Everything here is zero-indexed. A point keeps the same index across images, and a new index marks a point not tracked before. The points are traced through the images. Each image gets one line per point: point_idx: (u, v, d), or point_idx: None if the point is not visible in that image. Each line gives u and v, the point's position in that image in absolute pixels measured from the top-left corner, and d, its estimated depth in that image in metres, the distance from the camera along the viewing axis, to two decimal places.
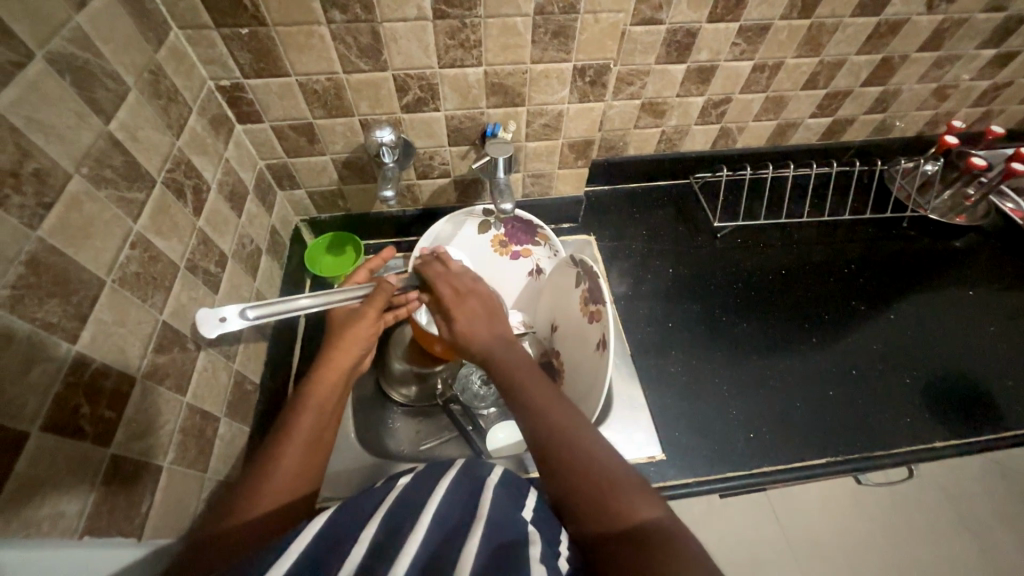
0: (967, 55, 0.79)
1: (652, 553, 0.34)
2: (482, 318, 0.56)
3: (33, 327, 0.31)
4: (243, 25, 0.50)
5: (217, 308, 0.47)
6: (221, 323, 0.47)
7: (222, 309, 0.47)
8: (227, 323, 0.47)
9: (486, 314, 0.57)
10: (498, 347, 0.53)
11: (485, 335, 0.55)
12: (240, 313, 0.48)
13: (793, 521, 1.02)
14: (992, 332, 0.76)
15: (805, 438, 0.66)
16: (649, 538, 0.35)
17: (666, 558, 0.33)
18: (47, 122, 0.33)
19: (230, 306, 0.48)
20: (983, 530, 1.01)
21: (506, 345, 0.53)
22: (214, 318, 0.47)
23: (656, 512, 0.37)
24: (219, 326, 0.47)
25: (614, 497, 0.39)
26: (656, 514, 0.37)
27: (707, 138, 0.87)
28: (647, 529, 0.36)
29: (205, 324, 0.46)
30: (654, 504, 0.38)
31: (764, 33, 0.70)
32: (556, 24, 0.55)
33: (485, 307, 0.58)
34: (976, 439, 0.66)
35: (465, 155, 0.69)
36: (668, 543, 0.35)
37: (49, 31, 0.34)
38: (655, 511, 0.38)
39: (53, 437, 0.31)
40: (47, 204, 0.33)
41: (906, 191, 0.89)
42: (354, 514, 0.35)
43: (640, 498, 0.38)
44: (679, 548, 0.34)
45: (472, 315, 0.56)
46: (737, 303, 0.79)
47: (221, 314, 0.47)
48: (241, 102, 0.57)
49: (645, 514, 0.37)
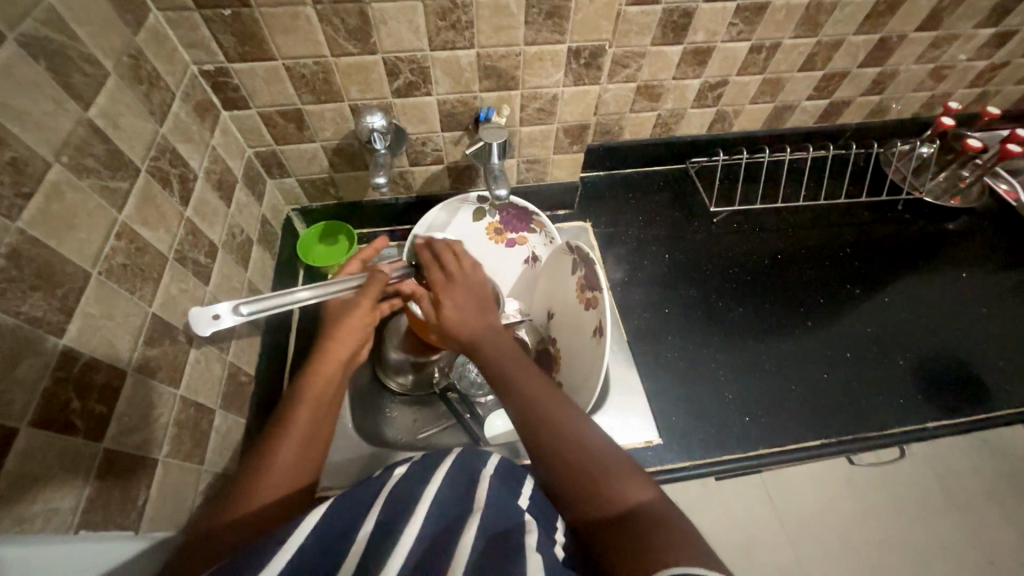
0: (964, 35, 0.78)
1: (648, 534, 0.34)
2: (471, 307, 0.56)
3: (18, 321, 0.30)
4: (226, 6, 0.49)
5: (208, 306, 0.47)
6: (214, 320, 0.48)
7: (214, 307, 0.48)
8: (221, 320, 0.48)
9: (477, 304, 0.56)
10: (487, 338, 0.53)
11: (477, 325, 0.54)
12: (232, 309, 0.48)
13: (786, 501, 1.03)
14: (984, 313, 0.77)
15: (800, 420, 0.66)
16: (645, 521, 0.36)
17: (663, 538, 0.34)
18: (23, 109, 0.32)
19: (222, 303, 0.48)
20: (971, 507, 1.03)
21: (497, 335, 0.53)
22: (206, 316, 0.47)
23: (649, 496, 0.38)
24: (213, 323, 0.47)
25: (608, 482, 0.39)
26: (649, 497, 0.38)
27: (703, 121, 0.86)
28: (642, 511, 0.36)
29: (198, 323, 0.47)
30: (646, 488, 0.39)
31: (761, 13, 0.69)
32: (550, 4, 0.53)
33: (476, 294, 0.57)
34: (968, 419, 0.67)
35: (458, 140, 0.68)
36: (663, 524, 0.35)
37: (21, 12, 0.33)
38: (648, 494, 0.38)
39: (43, 433, 0.31)
40: (27, 194, 0.32)
41: (902, 174, 0.89)
42: (353, 504, 0.34)
43: (633, 483, 0.39)
44: (675, 528, 0.35)
45: (461, 305, 0.56)
46: (733, 288, 0.79)
47: (213, 312, 0.47)
48: (227, 87, 0.56)
49: (639, 497, 0.38)
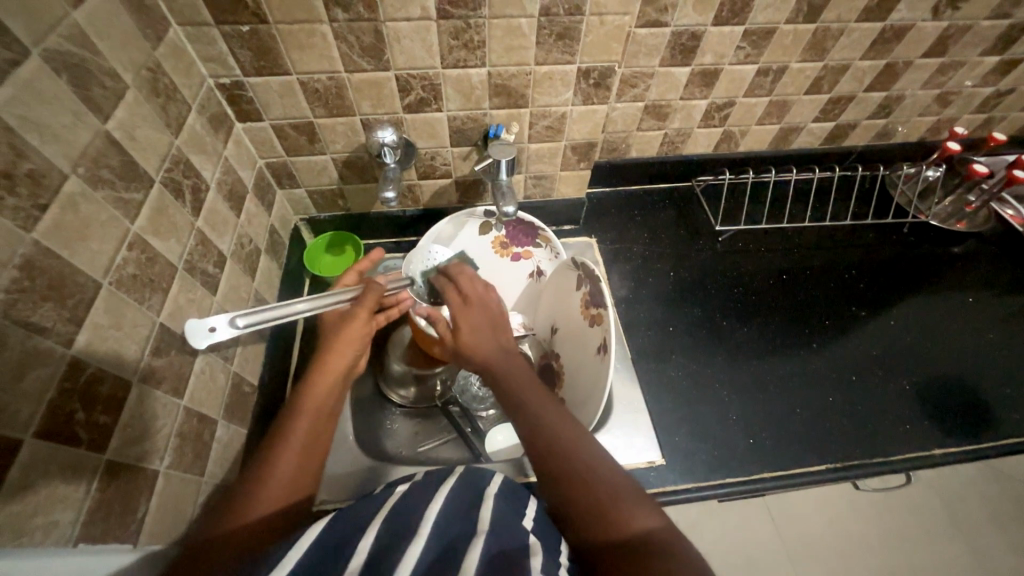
0: (971, 62, 0.79)
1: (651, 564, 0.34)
2: (481, 328, 0.56)
3: (28, 331, 0.31)
4: (244, 22, 0.50)
5: (205, 318, 0.45)
6: (210, 334, 0.45)
7: (211, 320, 0.45)
8: (217, 334, 0.45)
9: (489, 326, 0.56)
10: (498, 359, 0.53)
11: (489, 347, 0.54)
12: (230, 322, 0.46)
13: (789, 524, 1.02)
14: (991, 338, 0.76)
15: (805, 444, 0.66)
16: (649, 549, 0.35)
17: (667, 569, 0.33)
18: (43, 122, 0.33)
19: (219, 316, 0.46)
20: (977, 534, 1.01)
21: (505, 356, 0.53)
22: (202, 328, 0.45)
23: (654, 523, 0.37)
24: (208, 336, 0.45)
25: (612, 507, 0.38)
26: (654, 524, 0.37)
27: (710, 141, 0.86)
28: (646, 539, 0.36)
29: (194, 335, 0.44)
30: (652, 514, 0.38)
31: (769, 37, 0.69)
32: (561, 25, 0.54)
33: (488, 315, 0.58)
34: (975, 446, 0.66)
35: (466, 155, 0.69)
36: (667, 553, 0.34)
37: (45, 27, 0.33)
38: (653, 520, 0.37)
39: (48, 444, 0.31)
40: (42, 205, 0.32)
41: (908, 198, 0.90)
42: (351, 521, 0.34)
43: (637, 507, 0.38)
44: (680, 559, 0.34)
45: (476, 329, 0.56)
46: (738, 307, 0.78)
47: (210, 324, 0.45)
48: (241, 100, 0.57)
49: (643, 523, 0.37)
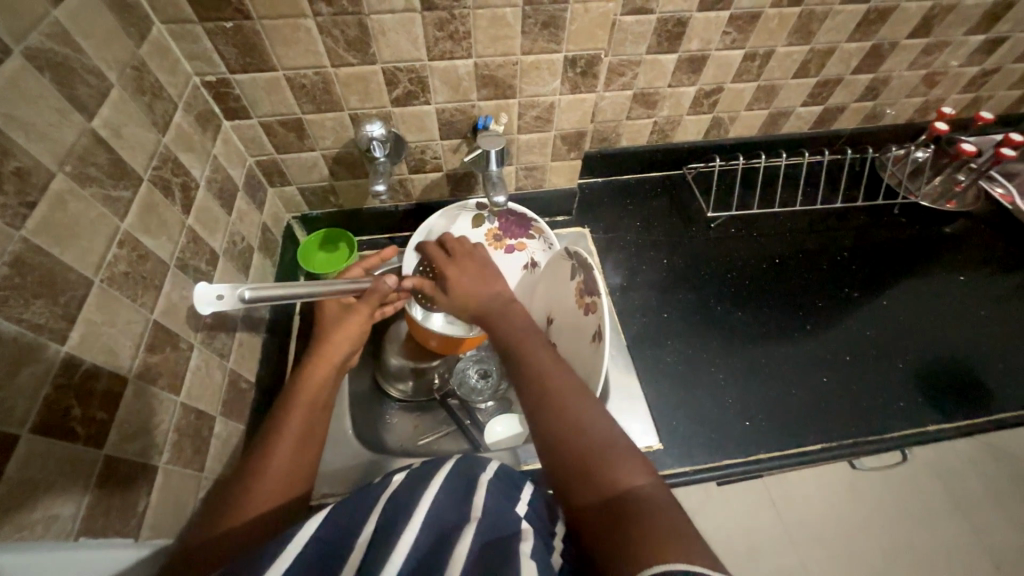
0: (956, 41, 0.79)
1: (633, 523, 0.33)
2: (475, 277, 0.60)
3: (20, 328, 0.31)
4: (227, 18, 0.50)
5: (214, 286, 0.47)
6: (217, 300, 0.47)
7: (219, 287, 0.47)
8: (223, 301, 0.47)
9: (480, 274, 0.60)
10: (496, 316, 0.55)
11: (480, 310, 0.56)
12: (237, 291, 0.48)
13: (790, 509, 1.03)
14: (982, 316, 0.77)
15: (799, 425, 0.66)
16: (633, 508, 0.35)
17: (650, 528, 0.32)
18: (28, 120, 0.33)
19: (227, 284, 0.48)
20: (974, 511, 1.02)
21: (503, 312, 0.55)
22: (210, 295, 0.47)
23: (641, 482, 0.37)
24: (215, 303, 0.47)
25: (599, 467, 0.38)
26: (642, 484, 0.37)
27: (700, 128, 0.87)
28: (632, 500, 0.35)
29: (201, 301, 0.46)
30: (640, 473, 0.38)
31: (755, 22, 0.70)
32: (545, 13, 0.54)
33: (482, 270, 0.61)
34: (968, 422, 0.66)
35: (456, 148, 0.69)
36: (653, 515, 0.34)
37: (26, 26, 0.33)
38: (642, 481, 0.37)
39: (44, 439, 0.31)
40: (30, 203, 0.32)
41: (898, 178, 0.91)
42: (351, 507, 0.34)
43: (624, 467, 0.38)
44: (665, 521, 0.33)
45: (468, 280, 0.59)
46: (732, 293, 0.79)
47: (217, 292, 0.47)
48: (228, 97, 0.57)
49: (631, 482, 0.37)
